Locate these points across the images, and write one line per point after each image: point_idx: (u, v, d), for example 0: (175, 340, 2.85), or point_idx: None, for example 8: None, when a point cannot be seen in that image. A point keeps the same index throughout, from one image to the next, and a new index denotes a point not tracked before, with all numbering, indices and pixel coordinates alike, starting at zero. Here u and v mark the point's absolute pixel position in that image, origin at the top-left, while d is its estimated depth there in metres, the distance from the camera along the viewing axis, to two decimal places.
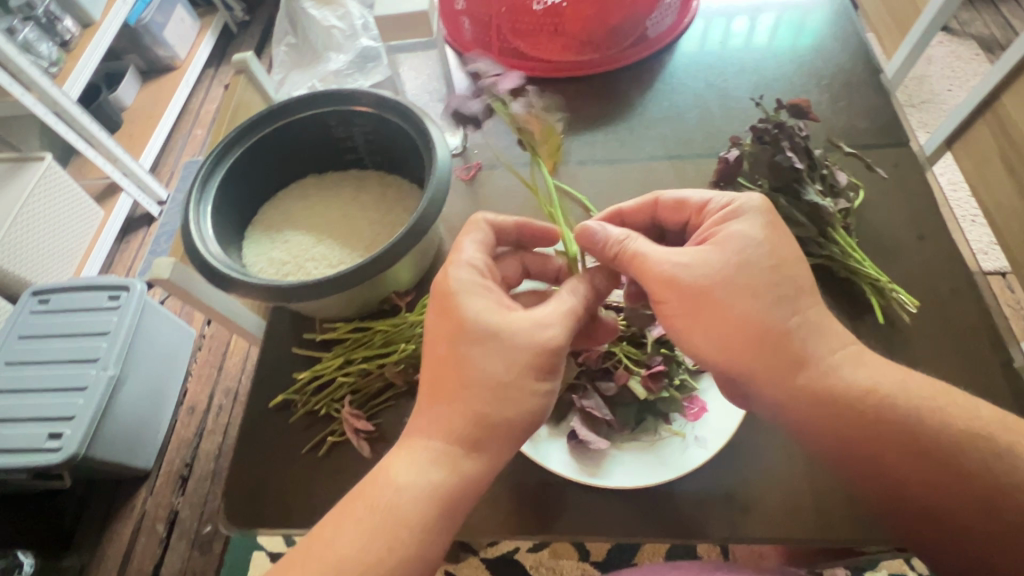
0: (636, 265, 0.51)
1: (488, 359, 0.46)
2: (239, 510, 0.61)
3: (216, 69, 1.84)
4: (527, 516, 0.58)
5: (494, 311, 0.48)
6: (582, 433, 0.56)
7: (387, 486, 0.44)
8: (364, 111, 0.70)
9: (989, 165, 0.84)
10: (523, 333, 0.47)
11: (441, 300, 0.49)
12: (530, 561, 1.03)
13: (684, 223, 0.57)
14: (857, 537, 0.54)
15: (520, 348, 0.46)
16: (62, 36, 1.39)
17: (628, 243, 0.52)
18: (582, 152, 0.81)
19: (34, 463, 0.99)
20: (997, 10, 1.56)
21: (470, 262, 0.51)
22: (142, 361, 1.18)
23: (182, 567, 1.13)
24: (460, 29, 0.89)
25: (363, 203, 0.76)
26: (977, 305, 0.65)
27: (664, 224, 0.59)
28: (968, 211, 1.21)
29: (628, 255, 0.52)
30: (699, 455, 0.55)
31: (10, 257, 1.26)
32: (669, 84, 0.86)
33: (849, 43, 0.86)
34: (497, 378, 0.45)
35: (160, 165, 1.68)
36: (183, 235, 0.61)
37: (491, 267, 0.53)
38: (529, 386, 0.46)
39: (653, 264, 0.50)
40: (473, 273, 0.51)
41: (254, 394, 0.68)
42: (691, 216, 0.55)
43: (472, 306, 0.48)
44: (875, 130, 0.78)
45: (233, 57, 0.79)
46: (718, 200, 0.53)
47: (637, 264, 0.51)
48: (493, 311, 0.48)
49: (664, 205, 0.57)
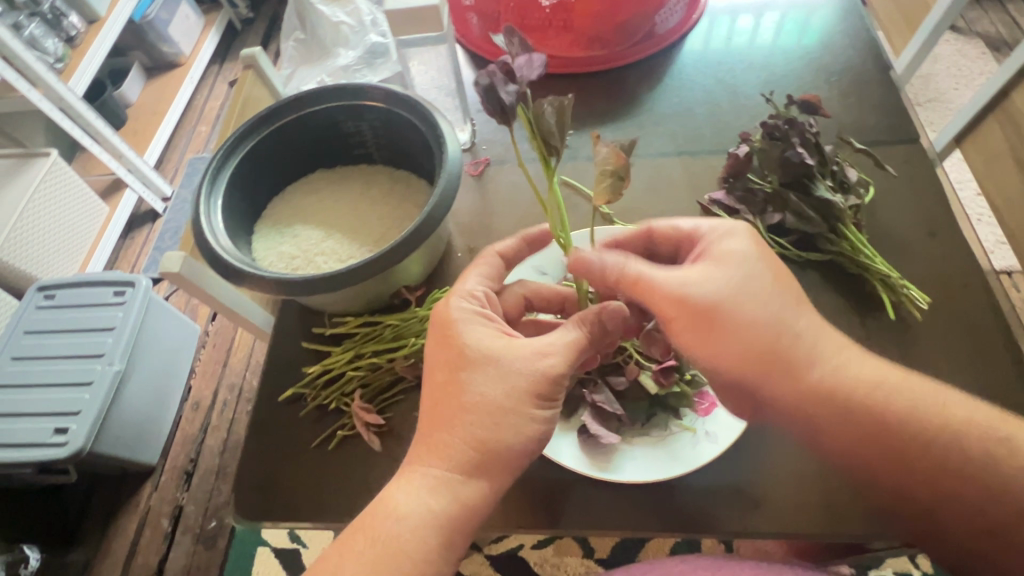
0: (639, 290, 0.51)
1: (501, 359, 0.47)
2: (249, 504, 0.61)
3: (221, 66, 1.84)
4: (536, 510, 0.58)
5: (492, 337, 0.48)
6: (593, 428, 0.56)
7: (399, 478, 0.44)
8: (374, 106, 0.71)
9: (998, 162, 0.84)
10: (524, 360, 0.47)
11: (442, 328, 0.50)
12: (535, 557, 1.03)
13: (677, 250, 0.57)
14: (867, 533, 0.54)
15: (527, 363, 0.47)
16: (67, 32, 1.39)
17: (629, 268, 0.51)
18: (591, 147, 0.81)
19: (40, 458, 0.99)
20: (1004, 9, 1.56)
21: (470, 293, 0.52)
22: (148, 356, 1.18)
23: (187, 562, 1.13)
24: (468, 25, 0.90)
25: (373, 199, 0.76)
26: (988, 301, 0.65)
27: (655, 253, 0.59)
28: (975, 209, 1.21)
29: (629, 281, 0.51)
30: (709, 450, 0.56)
31: (16, 253, 1.26)
32: (678, 80, 0.86)
33: (857, 41, 0.86)
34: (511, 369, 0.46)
35: (165, 162, 1.68)
36: (195, 228, 0.61)
37: (492, 298, 0.54)
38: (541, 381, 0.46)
39: (655, 288, 0.50)
40: (473, 303, 0.51)
41: (263, 388, 0.68)
42: (684, 242, 0.55)
43: (471, 336, 0.48)
44: (885, 127, 0.78)
45: (242, 52, 0.79)
46: (709, 227, 0.53)
47: (641, 289, 0.50)
48: (491, 338, 0.48)
49: (655, 234, 0.57)
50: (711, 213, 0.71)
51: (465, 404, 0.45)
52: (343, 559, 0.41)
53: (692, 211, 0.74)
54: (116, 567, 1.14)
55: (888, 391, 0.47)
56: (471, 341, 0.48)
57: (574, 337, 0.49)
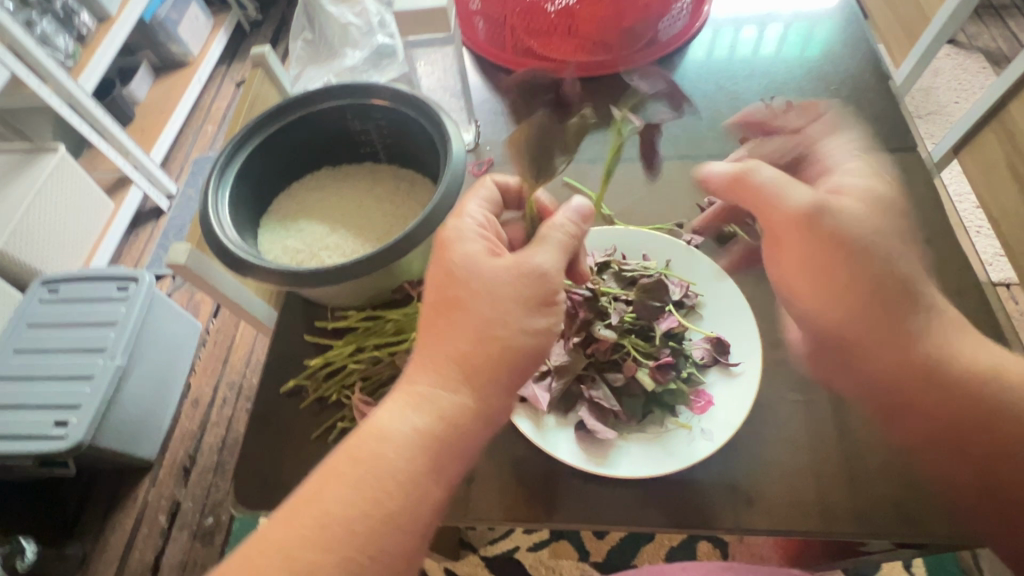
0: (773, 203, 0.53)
1: (483, 273, 0.46)
2: (249, 494, 0.61)
3: (228, 67, 1.85)
4: (532, 504, 0.58)
5: (484, 255, 0.48)
6: (590, 423, 0.57)
7: (389, 439, 0.43)
8: (381, 105, 0.72)
9: (996, 172, 0.85)
10: (504, 268, 0.47)
11: (437, 248, 0.49)
12: (530, 559, 1.04)
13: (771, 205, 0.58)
14: (859, 531, 0.55)
15: (511, 273, 0.46)
16: (79, 29, 1.41)
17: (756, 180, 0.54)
18: (592, 150, 0.82)
19: (40, 450, 1.00)
20: (1005, 24, 1.58)
21: (474, 219, 0.51)
22: (150, 351, 1.19)
23: (184, 558, 1.14)
24: (474, 29, 0.92)
25: (378, 195, 0.78)
26: (982, 305, 0.66)
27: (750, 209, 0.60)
28: (974, 221, 1.22)
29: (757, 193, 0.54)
30: (704, 447, 0.56)
31: (22, 245, 1.27)
32: (681, 87, 0.87)
33: (857, 52, 0.87)
34: (493, 304, 0.45)
35: (170, 159, 1.69)
36: (203, 220, 0.62)
37: (492, 223, 0.52)
38: (539, 323, 0.47)
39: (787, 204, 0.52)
40: (479, 241, 0.49)
41: (265, 379, 0.69)
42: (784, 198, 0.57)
43: (463, 251, 0.48)
44: (883, 136, 0.79)
45: (251, 50, 0.80)
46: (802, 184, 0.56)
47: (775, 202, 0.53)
48: (480, 255, 0.47)
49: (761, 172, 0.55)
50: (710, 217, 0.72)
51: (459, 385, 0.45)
52: (326, 529, 0.40)
53: (691, 214, 0.75)
54: (113, 561, 1.15)
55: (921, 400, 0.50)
56: (470, 266, 0.47)
57: (559, 238, 0.50)
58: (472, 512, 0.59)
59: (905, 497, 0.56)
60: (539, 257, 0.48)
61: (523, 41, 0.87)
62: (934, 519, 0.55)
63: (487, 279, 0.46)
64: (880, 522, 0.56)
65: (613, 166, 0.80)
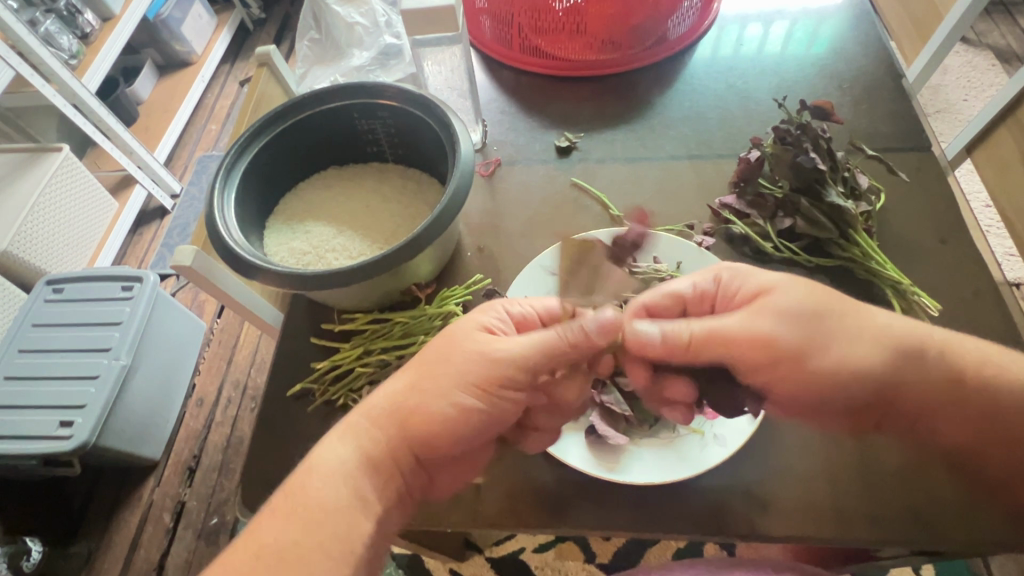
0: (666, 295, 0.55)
1: (460, 343, 0.51)
2: (256, 498, 0.61)
3: (232, 65, 1.84)
4: (543, 510, 0.58)
5: (478, 331, 0.53)
6: (602, 429, 0.57)
7: None
8: (387, 105, 0.71)
9: (1010, 171, 0.84)
10: (475, 351, 0.51)
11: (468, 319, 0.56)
12: (536, 561, 1.03)
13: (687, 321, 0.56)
14: (874, 537, 0.54)
15: (475, 354, 0.51)
16: (82, 29, 1.41)
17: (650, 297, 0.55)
18: (602, 149, 0.81)
19: (45, 450, 0.99)
20: (1015, 21, 1.56)
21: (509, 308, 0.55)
22: (154, 351, 1.19)
23: (188, 558, 1.13)
24: (480, 28, 0.91)
25: (385, 195, 0.77)
26: (999, 309, 0.65)
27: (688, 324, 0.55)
28: (986, 220, 1.21)
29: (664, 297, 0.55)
30: (717, 453, 0.56)
31: (26, 246, 1.27)
32: (690, 86, 0.86)
33: (869, 49, 0.86)
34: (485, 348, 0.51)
35: (174, 158, 1.69)
36: (209, 221, 0.62)
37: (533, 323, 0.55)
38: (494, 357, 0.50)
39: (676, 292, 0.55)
40: (485, 320, 0.54)
41: (271, 381, 0.68)
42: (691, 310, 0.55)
43: (463, 324, 0.54)
44: (896, 134, 0.78)
45: (257, 49, 0.79)
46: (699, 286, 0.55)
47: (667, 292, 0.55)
48: (471, 329, 0.53)
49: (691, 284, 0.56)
50: (721, 217, 0.72)
51: (430, 418, 0.49)
52: None
53: (702, 214, 0.74)
54: (117, 561, 1.14)
55: (929, 366, 0.50)
56: (458, 334, 0.52)
57: (551, 338, 0.50)
58: (479, 518, 0.58)
59: (921, 504, 0.55)
60: (507, 342, 0.51)
61: (530, 39, 0.86)
62: (949, 522, 0.54)
63: (456, 351, 0.51)
64: (896, 528, 0.55)
65: (623, 167, 0.79)
